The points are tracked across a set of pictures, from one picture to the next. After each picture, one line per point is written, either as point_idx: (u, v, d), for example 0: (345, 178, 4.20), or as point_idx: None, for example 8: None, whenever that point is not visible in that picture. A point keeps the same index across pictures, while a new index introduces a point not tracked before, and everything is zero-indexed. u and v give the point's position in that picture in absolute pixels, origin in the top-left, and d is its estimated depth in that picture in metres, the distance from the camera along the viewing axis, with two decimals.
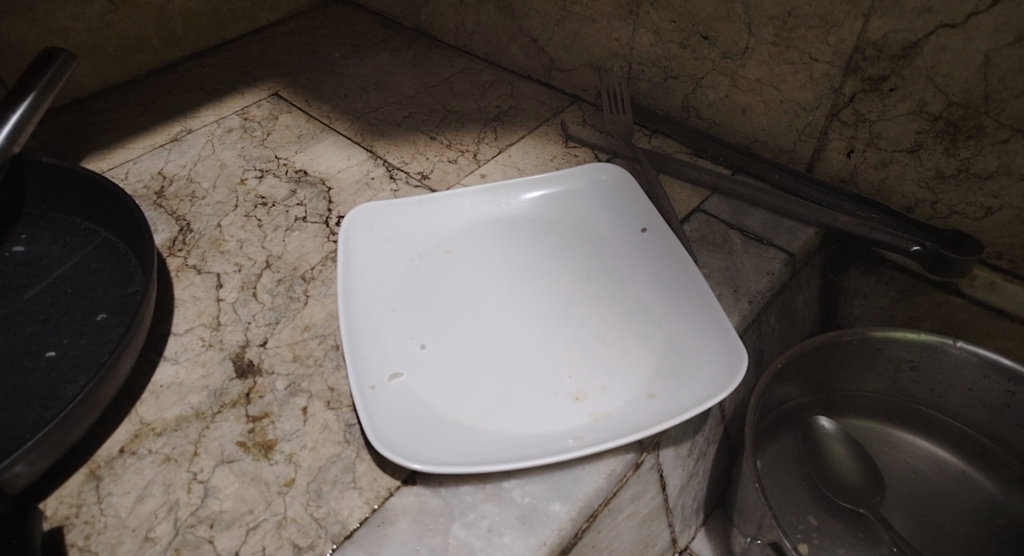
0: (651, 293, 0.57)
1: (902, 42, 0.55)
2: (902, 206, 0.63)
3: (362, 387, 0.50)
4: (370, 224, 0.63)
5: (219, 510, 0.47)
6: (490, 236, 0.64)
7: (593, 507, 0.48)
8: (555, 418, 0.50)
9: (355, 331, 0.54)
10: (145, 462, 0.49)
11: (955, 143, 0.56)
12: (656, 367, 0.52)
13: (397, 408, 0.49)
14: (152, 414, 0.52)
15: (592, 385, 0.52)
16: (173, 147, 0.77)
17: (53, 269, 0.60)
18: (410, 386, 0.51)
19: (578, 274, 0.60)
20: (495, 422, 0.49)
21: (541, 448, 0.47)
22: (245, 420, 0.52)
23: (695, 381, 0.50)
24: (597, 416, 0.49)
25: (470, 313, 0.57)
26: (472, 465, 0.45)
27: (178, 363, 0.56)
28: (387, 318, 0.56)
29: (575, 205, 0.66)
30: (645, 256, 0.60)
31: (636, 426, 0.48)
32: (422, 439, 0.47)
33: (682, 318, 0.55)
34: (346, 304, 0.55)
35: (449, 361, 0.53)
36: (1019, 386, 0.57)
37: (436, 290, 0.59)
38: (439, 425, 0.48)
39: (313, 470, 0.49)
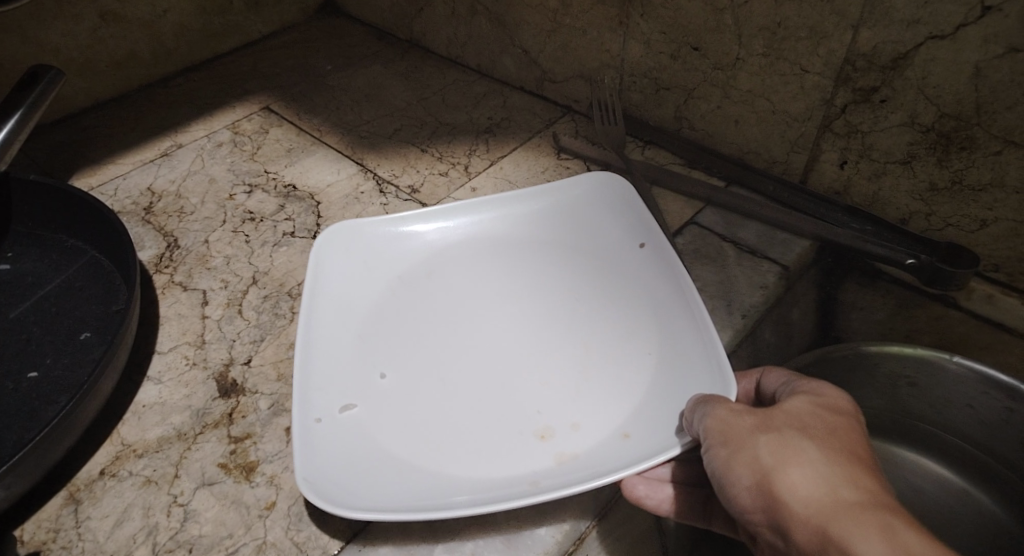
0: (638, 321, 0.56)
1: (892, 53, 0.54)
2: (896, 218, 0.62)
3: (312, 423, 0.48)
4: (343, 246, 0.61)
5: (199, 535, 0.46)
6: (474, 257, 0.63)
7: (580, 529, 0.48)
8: (518, 458, 0.49)
9: (314, 368, 0.52)
10: (125, 485, 0.49)
11: (948, 155, 0.55)
12: (636, 403, 0.51)
13: (343, 449, 0.48)
14: (134, 434, 0.52)
15: (567, 421, 0.51)
16: (162, 162, 0.76)
17: (39, 287, 0.60)
18: (362, 422, 0.50)
19: (561, 301, 0.59)
20: (448, 464, 0.48)
21: (488, 494, 0.46)
22: (228, 441, 0.51)
23: (672, 421, 0.48)
24: (563, 457, 0.49)
25: (438, 342, 0.56)
26: (404, 513, 0.43)
27: (161, 383, 0.55)
28: (356, 346, 0.55)
29: (567, 223, 0.64)
30: (631, 283, 0.58)
31: (600, 471, 0.46)
32: (362, 485, 0.45)
33: (671, 349, 0.53)
34: (308, 334, 0.54)
35: (412, 395, 0.52)
36: (1018, 402, 0.56)
37: (412, 318, 0.58)
38: (382, 468, 0.47)
39: (294, 493, 0.48)
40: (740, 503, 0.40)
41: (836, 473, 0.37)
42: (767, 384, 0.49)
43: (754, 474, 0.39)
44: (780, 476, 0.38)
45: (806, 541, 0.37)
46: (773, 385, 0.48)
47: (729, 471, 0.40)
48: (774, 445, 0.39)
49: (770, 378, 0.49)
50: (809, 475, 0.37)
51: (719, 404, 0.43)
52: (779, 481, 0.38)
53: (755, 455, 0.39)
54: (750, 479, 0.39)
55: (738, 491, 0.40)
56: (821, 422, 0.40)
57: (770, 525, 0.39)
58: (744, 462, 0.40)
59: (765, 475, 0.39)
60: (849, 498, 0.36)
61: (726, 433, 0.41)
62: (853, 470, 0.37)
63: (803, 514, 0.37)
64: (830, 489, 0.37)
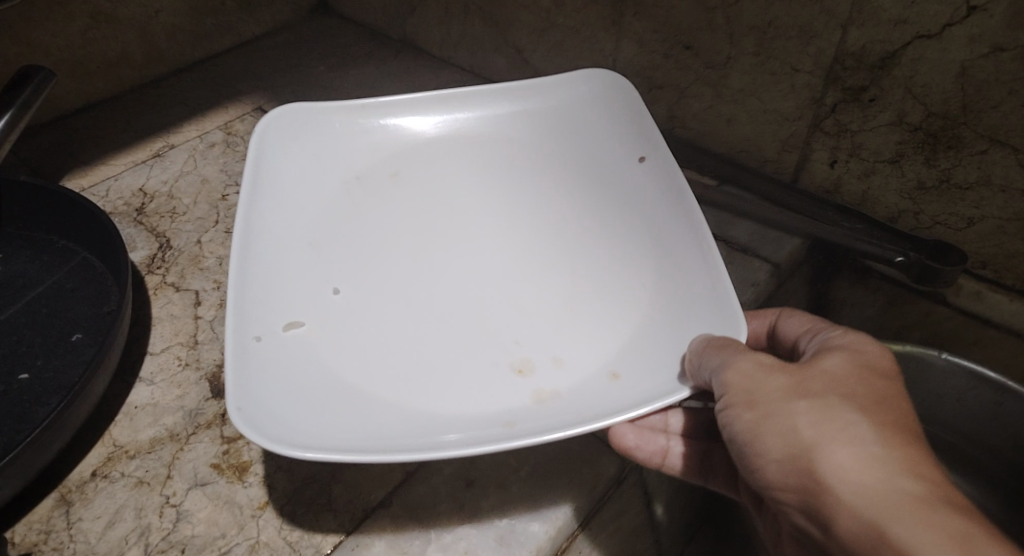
0: (624, 256, 0.52)
1: (880, 53, 0.54)
2: (885, 216, 0.63)
3: (251, 340, 0.44)
4: (292, 161, 0.58)
5: (191, 535, 0.46)
6: (452, 176, 0.61)
7: (572, 526, 0.49)
8: (487, 393, 0.45)
9: (258, 287, 0.48)
10: (117, 486, 0.49)
11: (936, 153, 0.56)
12: (627, 343, 0.47)
13: (288, 374, 0.43)
14: (126, 436, 0.52)
15: (546, 360, 0.47)
16: (155, 162, 0.76)
17: (30, 289, 0.60)
18: (306, 345, 0.46)
19: (536, 236, 0.56)
20: (408, 395, 0.44)
21: (453, 430, 0.41)
22: (221, 441, 0.51)
23: (670, 363, 0.44)
24: (541, 396, 0.44)
25: (399, 273, 0.53)
26: (353, 445, 0.38)
27: (153, 383, 0.55)
28: (307, 270, 0.51)
29: (545, 147, 0.61)
30: (617, 216, 0.55)
31: (591, 412, 0.41)
32: (309, 415, 0.40)
33: (673, 289, 0.48)
34: (251, 246, 0.49)
35: (373, 316, 0.50)
36: (1006, 397, 0.57)
37: (372, 247, 0.55)
38: (330, 397, 0.42)
39: (287, 492, 0.48)
40: (767, 474, 0.39)
41: (878, 451, 0.35)
42: (800, 343, 0.48)
43: (786, 444, 0.37)
44: (817, 450, 0.36)
45: (838, 520, 0.35)
46: (806, 343, 0.47)
47: (758, 438, 0.39)
48: (816, 416, 0.37)
49: (804, 336, 0.48)
50: (848, 453, 0.36)
51: (739, 351, 0.40)
52: (821, 457, 0.36)
53: (793, 424, 0.37)
54: (780, 450, 0.38)
55: (765, 461, 0.39)
56: (858, 387, 0.38)
57: (800, 501, 0.38)
58: (773, 429, 0.38)
59: (799, 448, 0.37)
60: (892, 482, 0.34)
61: (751, 396, 0.39)
62: (909, 459, 0.35)
63: (845, 497, 0.35)
64: (869, 469, 0.35)
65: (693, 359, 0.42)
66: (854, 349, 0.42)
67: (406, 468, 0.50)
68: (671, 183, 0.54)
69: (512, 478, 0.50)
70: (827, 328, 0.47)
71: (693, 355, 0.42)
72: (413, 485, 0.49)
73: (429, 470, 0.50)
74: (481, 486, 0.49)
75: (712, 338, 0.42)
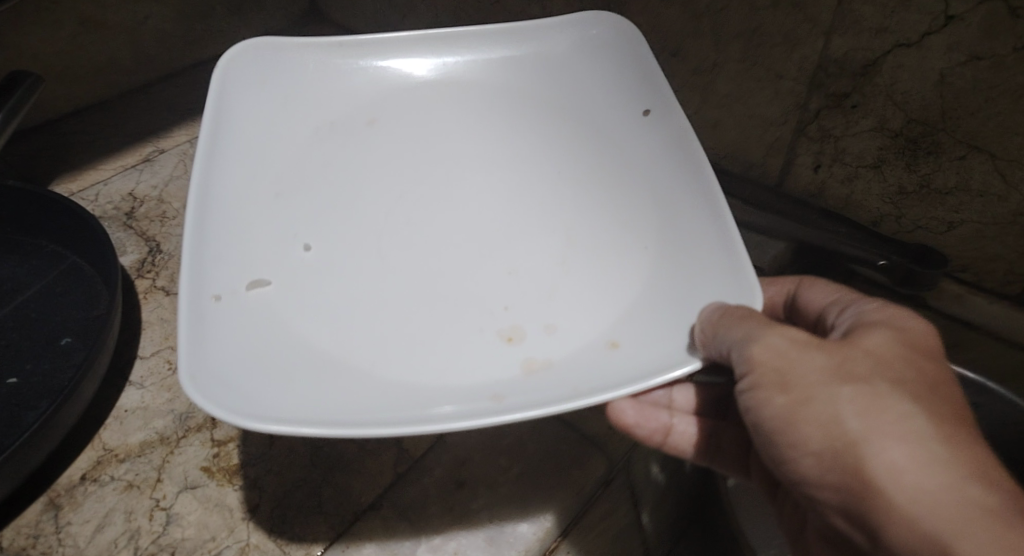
0: (619, 220, 0.50)
1: (861, 60, 0.56)
2: (867, 220, 0.64)
3: (212, 302, 0.41)
4: (260, 111, 0.54)
5: (181, 538, 0.46)
6: (433, 124, 0.57)
7: (562, 526, 0.49)
8: (470, 363, 0.42)
9: (222, 246, 0.45)
10: (106, 489, 0.49)
11: (916, 159, 0.57)
12: (626, 311, 0.44)
13: (253, 339, 0.40)
14: (116, 439, 0.52)
15: (535, 328, 0.45)
16: (145, 167, 0.76)
17: (18, 293, 0.59)
18: (275, 309, 0.43)
19: (524, 196, 0.53)
20: (384, 363, 0.42)
21: (429, 400, 0.39)
22: (211, 444, 0.51)
23: (678, 330, 0.41)
24: (530, 368, 0.42)
25: (376, 233, 0.50)
26: (320, 415, 0.36)
27: (144, 387, 0.55)
28: (276, 230, 0.48)
29: (537, 100, 0.58)
30: (614, 177, 0.52)
31: (590, 384, 0.38)
32: (274, 383, 0.38)
33: (678, 256, 0.46)
34: (213, 204, 0.46)
35: (348, 276, 0.47)
36: (983, 397, 0.58)
37: (347, 207, 0.51)
38: (297, 363, 0.40)
39: (277, 495, 0.48)
40: (801, 462, 0.37)
41: (931, 451, 0.34)
42: (828, 318, 0.45)
43: (829, 439, 0.35)
44: (865, 449, 0.35)
45: (883, 521, 0.35)
46: (836, 318, 0.44)
47: (795, 426, 0.37)
48: (863, 407, 0.35)
49: (833, 310, 0.45)
50: (899, 453, 0.34)
51: (763, 328, 0.38)
52: (869, 454, 0.34)
53: (839, 416, 0.35)
54: (822, 444, 0.36)
55: (804, 454, 0.37)
56: (907, 374, 0.36)
57: (837, 491, 0.36)
58: (813, 422, 0.36)
59: (843, 444, 0.35)
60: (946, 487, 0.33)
61: (789, 385, 0.37)
62: (964, 458, 0.34)
63: (896, 501, 0.34)
64: (921, 471, 0.33)
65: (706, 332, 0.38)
66: (896, 327, 0.39)
67: (396, 469, 0.50)
68: (677, 141, 0.50)
69: (502, 478, 0.50)
70: (859, 301, 0.44)
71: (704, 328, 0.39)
72: (404, 486, 0.49)
73: (420, 471, 0.50)
74: (471, 486, 0.50)
75: (727, 306, 0.39)
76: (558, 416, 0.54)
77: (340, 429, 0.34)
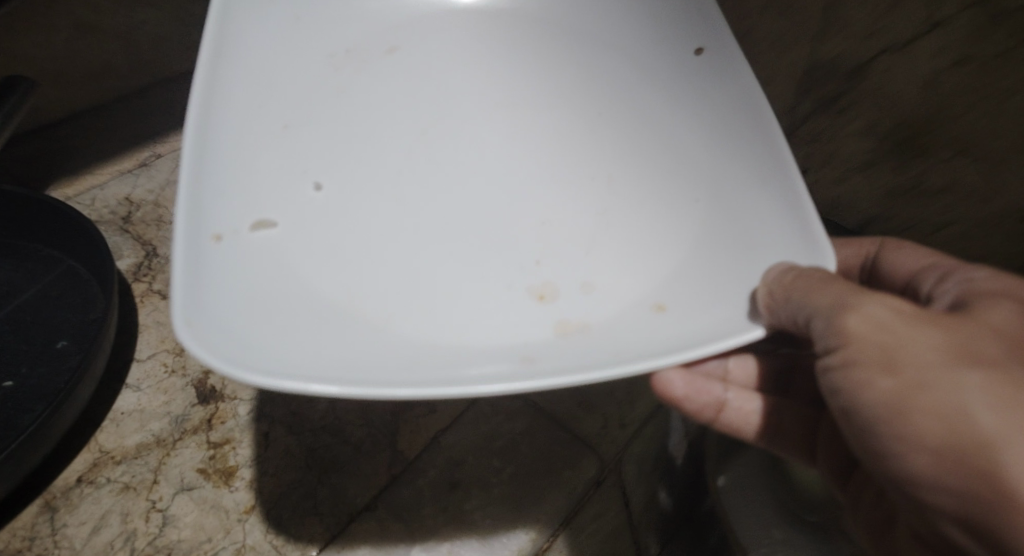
0: (661, 162, 0.45)
1: (852, 63, 0.55)
2: (860, 218, 0.68)
3: (211, 242, 0.38)
4: (264, 26, 0.47)
5: (178, 539, 0.47)
6: (456, 53, 0.51)
7: (553, 525, 0.50)
8: (494, 314, 0.41)
9: (222, 180, 0.41)
10: (102, 492, 0.49)
11: (904, 162, 0.60)
12: (672, 267, 0.41)
13: (258, 286, 0.38)
14: (112, 441, 0.51)
15: (564, 278, 0.42)
16: (141, 172, 0.77)
17: (14, 297, 0.59)
18: (283, 254, 0.40)
19: (553, 135, 0.48)
20: (401, 320, 0.39)
21: (446, 360, 0.37)
22: (207, 446, 0.51)
23: (728, 295, 0.38)
24: (564, 327, 0.40)
25: (392, 173, 0.46)
26: (332, 372, 0.34)
27: (140, 389, 0.54)
28: (283, 164, 0.44)
29: (571, 22, 0.50)
30: (658, 115, 0.47)
31: (630, 352, 0.36)
32: (282, 336, 0.36)
33: (733, 205, 0.42)
34: (210, 131, 0.41)
35: (360, 220, 0.44)
36: None
37: (363, 146, 0.47)
38: (306, 316, 0.37)
39: (273, 496, 0.49)
40: (913, 462, 0.34)
41: None
42: (923, 288, 0.41)
43: (953, 435, 0.32)
44: (998, 445, 0.31)
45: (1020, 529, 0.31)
46: (933, 288, 0.40)
47: (907, 418, 0.33)
48: (992, 398, 0.32)
49: (926, 277, 0.41)
50: None
51: (851, 297, 0.35)
52: (1000, 453, 0.31)
53: (963, 409, 0.32)
54: (943, 440, 0.32)
55: (919, 453, 0.33)
56: None
57: (952, 488, 0.33)
58: (933, 416, 0.32)
59: (969, 441, 0.32)
60: None
61: (904, 374, 0.33)
62: None
63: None
64: None
65: (777, 294, 0.36)
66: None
67: (391, 471, 0.51)
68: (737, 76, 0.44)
69: (495, 479, 0.51)
70: (963, 268, 0.39)
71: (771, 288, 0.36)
72: (399, 487, 0.50)
73: (415, 473, 0.51)
74: (464, 488, 0.51)
75: (800, 267, 0.36)
76: (552, 416, 0.55)
77: (352, 390, 0.33)
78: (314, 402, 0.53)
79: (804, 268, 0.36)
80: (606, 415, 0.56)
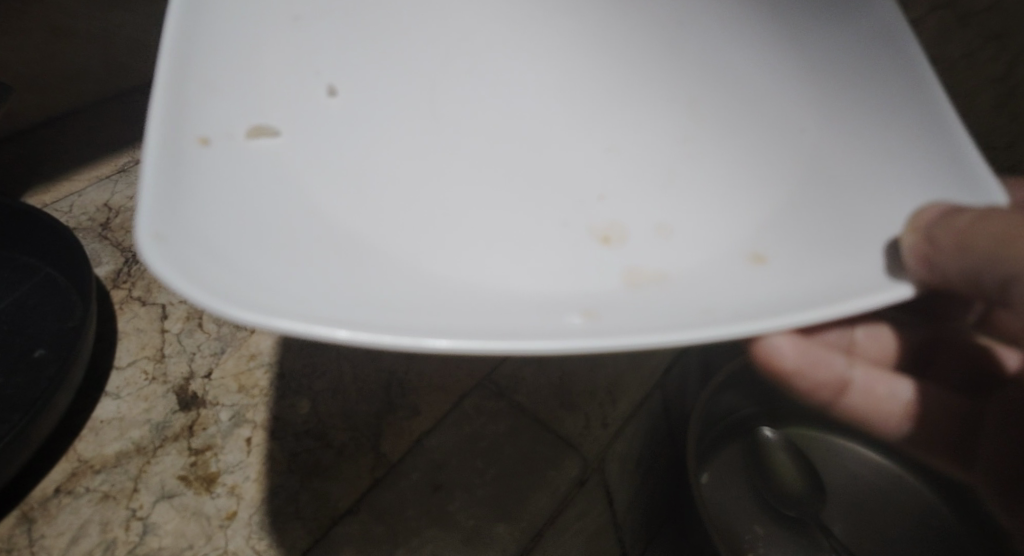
0: (757, 119, 0.44)
1: None
2: None
3: (201, 147, 0.33)
4: None
5: (159, 547, 0.47)
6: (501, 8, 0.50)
7: (536, 526, 0.51)
8: (552, 253, 0.39)
9: (234, 94, 0.37)
10: (82, 501, 0.49)
11: None
12: (768, 219, 0.39)
13: (254, 205, 0.33)
14: (91, 450, 0.51)
15: (629, 222, 0.42)
16: (120, 178, 0.73)
17: None
18: (294, 182, 0.36)
19: (625, 94, 0.47)
20: (426, 260, 0.36)
21: (475, 303, 0.33)
22: (188, 453, 0.51)
23: (833, 238, 0.36)
24: (632, 275, 0.38)
25: (441, 126, 0.44)
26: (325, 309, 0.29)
27: (119, 398, 0.54)
28: (309, 98, 0.40)
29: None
30: (741, 75, 0.45)
31: (731, 308, 0.33)
32: (276, 263, 0.31)
33: (869, 156, 0.38)
34: (214, 47, 0.38)
35: (385, 153, 0.41)
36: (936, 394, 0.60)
37: (411, 99, 0.45)
38: (318, 250, 0.32)
39: (255, 501, 0.49)
40: None
41: None
42: None
43: None
44: None
45: None
46: None
47: None
48: None
49: None
50: None
51: None
52: None
53: None
54: None
55: None
56: None
57: None
58: None
59: None
60: None
61: None
62: None
63: None
64: None
65: (941, 245, 0.33)
66: None
67: (375, 473, 0.51)
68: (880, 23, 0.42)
69: (478, 481, 0.51)
70: None
71: (931, 235, 0.33)
72: (382, 491, 0.50)
73: (397, 475, 0.51)
74: (448, 489, 0.51)
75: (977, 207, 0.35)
76: (535, 417, 0.55)
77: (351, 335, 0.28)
78: (296, 406, 0.53)
79: (963, 215, 0.34)
80: (588, 414, 0.56)
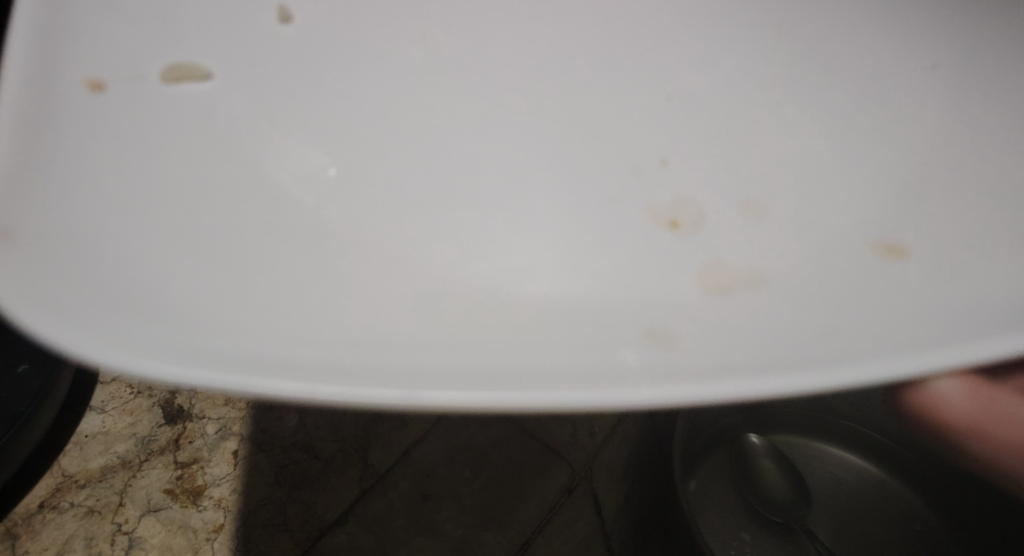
0: (837, 107, 0.39)
1: None
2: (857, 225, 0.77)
3: (76, 109, 0.30)
4: None
5: None
6: None
7: (524, 533, 0.52)
8: (566, 249, 0.34)
9: (152, 36, 0.34)
10: (66, 516, 0.48)
11: None
12: (836, 230, 0.34)
13: (123, 179, 0.29)
14: (76, 465, 0.50)
15: (706, 202, 0.36)
16: None
17: None
18: (198, 155, 0.31)
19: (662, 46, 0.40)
20: (430, 265, 0.32)
21: (500, 333, 0.29)
22: (174, 466, 0.51)
23: (934, 274, 0.31)
24: (717, 278, 0.33)
25: (422, 111, 0.36)
26: (246, 353, 0.26)
27: (104, 412, 0.53)
28: (279, 55, 0.36)
29: None
30: (810, 56, 0.40)
31: (772, 336, 0.29)
32: (149, 259, 0.27)
33: (939, 170, 0.36)
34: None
35: (363, 138, 0.35)
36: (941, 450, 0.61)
37: (418, 55, 0.38)
38: (204, 251, 0.28)
39: (241, 514, 0.49)
40: None
41: None
42: None
43: None
44: None
45: None
46: None
47: None
48: None
49: None
50: None
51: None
52: None
53: None
54: None
55: None
56: None
57: None
58: None
59: None
60: None
61: None
62: None
63: None
64: None
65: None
66: None
67: (362, 485, 0.52)
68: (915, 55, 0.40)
69: (467, 490, 0.53)
70: None
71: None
72: (369, 501, 0.51)
73: (387, 485, 0.52)
74: (436, 499, 0.52)
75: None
76: (524, 427, 0.56)
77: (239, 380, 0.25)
78: (283, 418, 0.54)
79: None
80: (575, 426, 0.58)
